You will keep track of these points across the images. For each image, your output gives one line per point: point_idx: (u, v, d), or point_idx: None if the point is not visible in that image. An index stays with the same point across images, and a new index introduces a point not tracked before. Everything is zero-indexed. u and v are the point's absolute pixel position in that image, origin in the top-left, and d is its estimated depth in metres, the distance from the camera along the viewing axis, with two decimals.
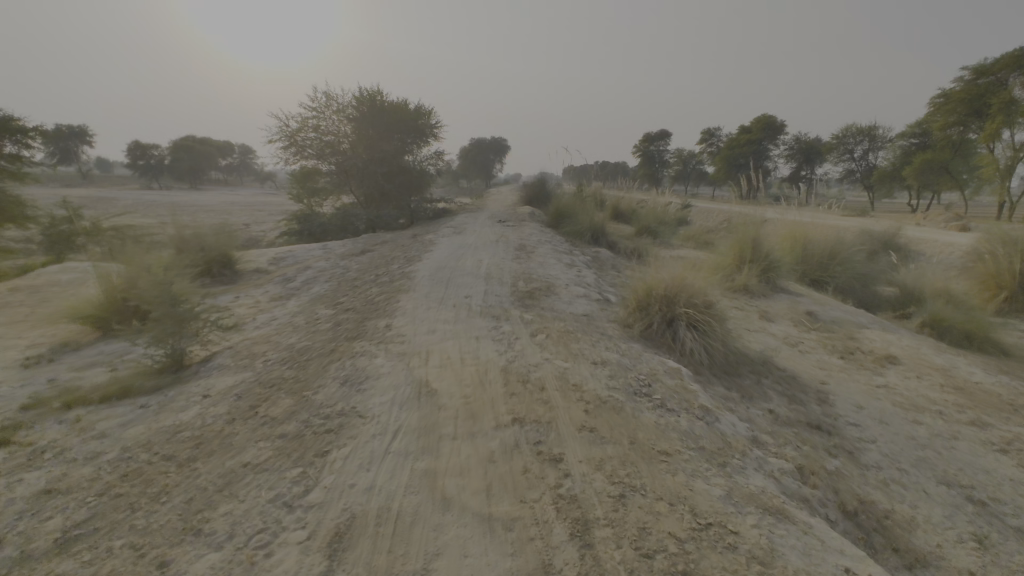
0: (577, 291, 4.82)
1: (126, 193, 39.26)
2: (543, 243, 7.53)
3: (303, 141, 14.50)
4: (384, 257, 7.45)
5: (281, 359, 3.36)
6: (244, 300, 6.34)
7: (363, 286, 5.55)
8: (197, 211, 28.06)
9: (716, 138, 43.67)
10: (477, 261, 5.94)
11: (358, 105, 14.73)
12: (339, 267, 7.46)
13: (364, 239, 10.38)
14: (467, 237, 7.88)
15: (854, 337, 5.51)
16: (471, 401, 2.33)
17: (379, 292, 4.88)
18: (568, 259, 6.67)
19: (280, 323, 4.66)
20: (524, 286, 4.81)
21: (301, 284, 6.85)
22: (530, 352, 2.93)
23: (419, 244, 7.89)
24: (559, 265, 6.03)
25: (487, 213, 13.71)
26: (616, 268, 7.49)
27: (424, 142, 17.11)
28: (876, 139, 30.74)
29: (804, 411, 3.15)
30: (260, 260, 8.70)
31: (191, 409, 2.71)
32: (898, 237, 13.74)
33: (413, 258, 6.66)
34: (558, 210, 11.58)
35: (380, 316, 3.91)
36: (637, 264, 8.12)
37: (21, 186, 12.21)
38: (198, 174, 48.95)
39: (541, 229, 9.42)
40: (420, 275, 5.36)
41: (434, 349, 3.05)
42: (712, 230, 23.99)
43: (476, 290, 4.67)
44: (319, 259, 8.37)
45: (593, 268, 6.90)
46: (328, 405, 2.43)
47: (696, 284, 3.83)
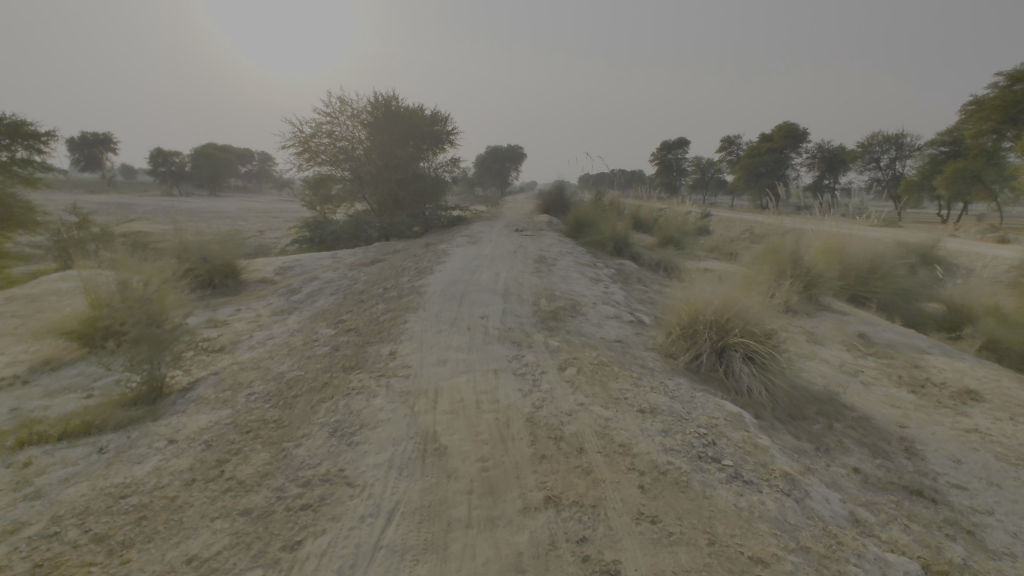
0: (607, 310, 4.30)
1: (146, 199, 39.75)
2: (564, 255, 7.04)
3: (317, 147, 14.25)
4: (394, 269, 7.01)
5: (266, 393, 2.88)
6: (244, 315, 5.93)
7: (370, 302, 5.09)
8: (212, 217, 27.98)
9: (736, 146, 42.90)
10: (493, 275, 5.46)
11: (373, 110, 14.47)
12: (346, 279, 7.04)
13: (376, 248, 10.00)
14: (483, 248, 7.43)
15: (917, 363, 4.89)
16: (489, 467, 1.82)
17: (385, 310, 4.41)
18: (592, 272, 6.16)
19: (275, 345, 4.20)
20: (547, 305, 4.31)
21: (306, 296, 6.43)
22: (561, 394, 2.41)
23: (432, 255, 7.44)
24: (583, 279, 5.52)
25: (503, 221, 13.29)
26: (642, 283, 6.95)
27: (440, 148, 16.89)
28: (903, 147, 29.75)
29: (894, 469, 2.58)
30: (267, 269, 8.34)
31: (148, 460, 2.22)
32: (936, 249, 12.95)
33: (425, 270, 6.21)
34: (578, 219, 11.10)
35: (383, 340, 3.43)
36: (664, 279, 7.58)
37: (33, 191, 12.05)
38: (217, 181, 49.51)
39: (560, 238, 8.94)
40: (431, 290, 4.89)
41: (443, 388, 2.54)
42: (734, 239, 23.26)
43: (493, 310, 4.17)
44: (327, 269, 7.98)
45: (618, 282, 6.38)
46: (310, 465, 1.93)
47: (751, 308, 3.28)
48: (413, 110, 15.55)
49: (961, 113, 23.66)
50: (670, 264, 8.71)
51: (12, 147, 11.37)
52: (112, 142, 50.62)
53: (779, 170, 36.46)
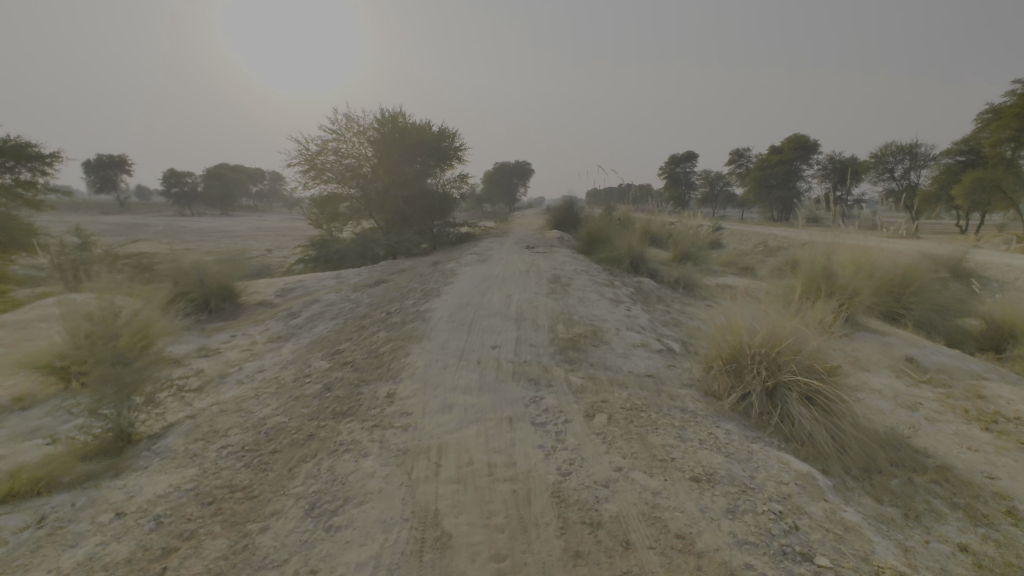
0: (633, 337, 3.85)
1: (159, 219, 40.14)
2: (580, 273, 6.63)
3: (323, 164, 14.01)
4: (399, 290, 6.62)
5: (242, 447, 2.45)
6: (239, 343, 5.53)
7: (371, 329, 4.70)
8: (223, 237, 28.07)
9: (745, 158, 42.56)
10: (504, 297, 5.03)
11: (379, 126, 14.26)
12: (348, 302, 6.65)
13: (381, 268, 9.64)
14: (493, 267, 7.05)
15: (980, 392, 4.37)
16: (508, 571, 1.37)
17: (386, 339, 3.99)
18: (610, 292, 5.72)
19: (264, 380, 3.78)
20: (565, 332, 3.87)
21: (306, 321, 6.04)
22: (593, 454, 1.97)
23: (439, 275, 7.05)
24: (602, 300, 5.08)
25: (512, 237, 12.94)
26: (663, 304, 6.50)
27: (447, 164, 16.65)
28: (918, 157, 29.18)
29: (1003, 542, 2.09)
30: (267, 291, 7.99)
31: (85, 543, 1.80)
32: (966, 261, 12.37)
33: (432, 292, 5.83)
34: (590, 235, 10.72)
35: (381, 379, 3.00)
36: (685, 298, 7.15)
37: (37, 213, 11.90)
38: (228, 201, 49.96)
39: (574, 255, 8.55)
40: (437, 315, 4.47)
41: (448, 445, 2.10)
42: (748, 252, 22.81)
43: (506, 340, 3.74)
44: (330, 290, 7.60)
45: (639, 302, 5.95)
46: (275, 563, 1.49)
47: (808, 339, 2.82)
48: (420, 126, 15.36)
49: (978, 122, 23.15)
50: (690, 282, 8.27)
51: (16, 169, 11.26)
52: (127, 164, 51.28)
53: (791, 182, 35.98)
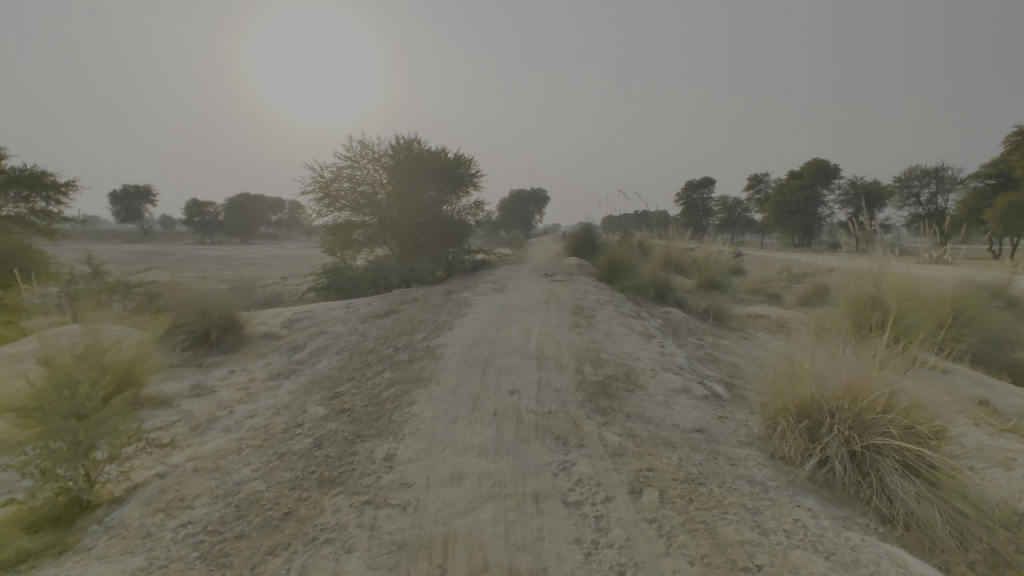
0: (672, 381, 3.35)
1: (180, 248, 40.77)
2: (603, 303, 6.17)
3: (337, 192, 13.83)
4: (409, 321, 6.22)
5: (205, 526, 1.99)
6: (236, 380, 5.14)
7: (376, 367, 4.26)
8: (241, 265, 28.23)
9: (763, 184, 42.10)
10: (522, 332, 4.57)
11: (394, 153, 14.20)
12: (356, 334, 6.25)
13: (393, 297, 9.28)
14: (510, 296, 6.63)
15: None
16: None
17: (390, 381, 3.54)
18: (638, 324, 5.23)
19: (253, 428, 3.35)
20: (595, 375, 3.39)
21: (309, 355, 5.64)
22: (651, 559, 1.49)
23: (452, 305, 6.64)
24: (630, 334, 4.59)
25: (528, 265, 12.56)
26: (695, 338, 5.97)
27: (462, 191, 16.51)
28: (944, 181, 28.42)
29: None
30: (273, 322, 7.66)
31: None
32: (1013, 287, 11.59)
33: (444, 324, 5.40)
34: (611, 263, 10.28)
35: (379, 434, 2.54)
36: (716, 331, 6.62)
37: (51, 242, 11.83)
38: (248, 231, 50.72)
39: (595, 283, 8.11)
40: (449, 352, 4.02)
41: (457, 538, 1.63)
42: (771, 279, 22.13)
43: (527, 383, 3.27)
44: (338, 321, 7.24)
45: (670, 336, 5.46)
46: None
47: (906, 391, 2.28)
48: (435, 153, 15.29)
49: (1006, 144, 22.44)
50: (720, 311, 7.74)
51: (31, 199, 11.23)
52: (152, 194, 52.60)
53: (812, 208, 35.28)
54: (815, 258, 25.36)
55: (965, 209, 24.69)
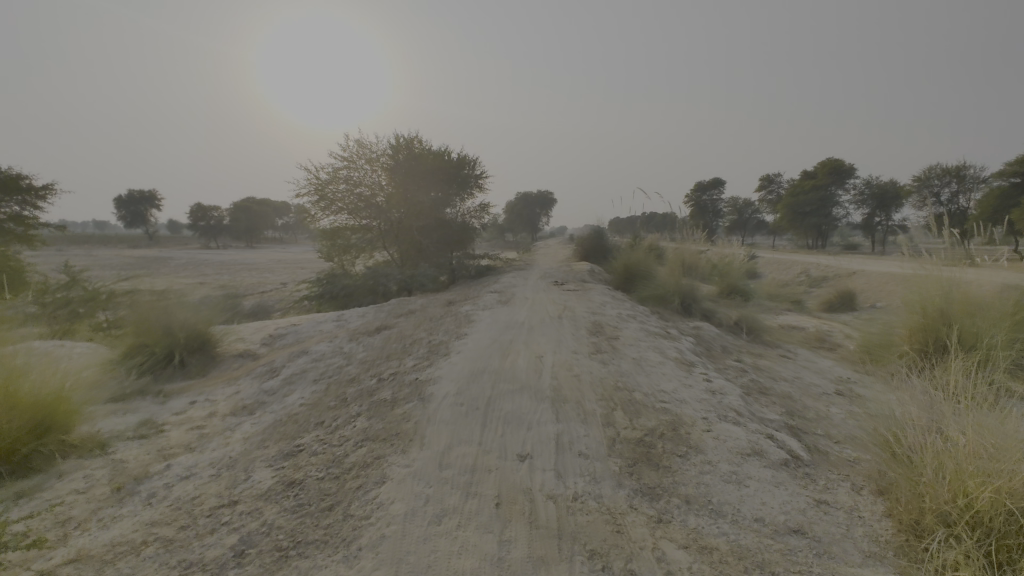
0: (736, 438, 2.52)
1: (182, 253, 40.22)
2: (626, 319, 5.34)
3: (333, 194, 13.07)
4: (401, 341, 5.40)
5: None
6: (193, 415, 4.34)
7: (352, 407, 3.44)
8: (241, 270, 27.52)
9: (775, 185, 41.09)
10: (533, 360, 3.74)
11: (393, 153, 13.45)
12: (340, 355, 5.43)
13: (389, 308, 8.47)
14: (518, 310, 5.80)
15: None
16: None
17: (362, 435, 2.72)
18: (672, 347, 4.39)
19: (177, 502, 2.52)
20: (631, 431, 2.56)
21: (284, 382, 4.84)
22: None
23: (451, 320, 5.82)
24: (665, 363, 3.75)
25: (536, 270, 11.75)
26: (733, 360, 5.13)
27: (465, 193, 15.73)
28: (966, 180, 27.30)
29: None
30: (253, 338, 6.86)
31: None
32: None
33: (440, 346, 4.57)
34: (626, 269, 9.45)
35: (326, 547, 1.71)
36: (753, 351, 5.78)
37: (28, 249, 11.08)
38: (253, 235, 50.29)
39: (612, 293, 7.30)
40: (441, 390, 3.20)
41: None
42: (788, 283, 21.21)
43: (542, 445, 2.45)
44: (324, 338, 6.44)
45: (707, 360, 4.62)
46: None
47: None
48: (437, 152, 14.50)
49: None
50: (753, 325, 6.89)
51: (5, 203, 10.49)
52: (157, 199, 52.35)
53: (826, 209, 34.23)
54: (835, 261, 24.38)
55: (988, 209, 23.63)
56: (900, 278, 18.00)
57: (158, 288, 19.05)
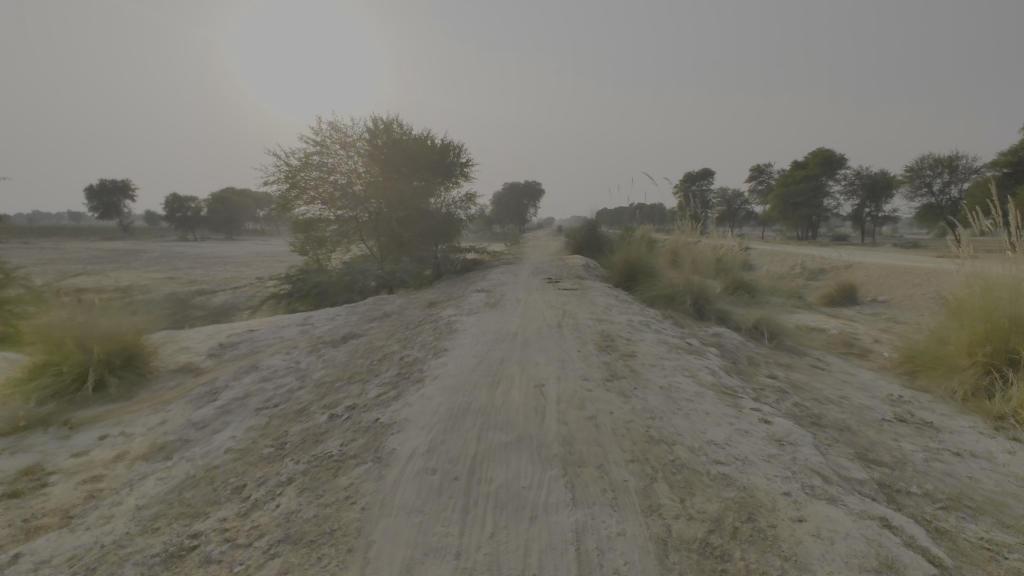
0: (848, 538, 1.66)
1: (155, 245, 38.53)
2: (639, 327, 4.49)
3: (305, 182, 12.00)
4: (369, 356, 4.47)
5: None
6: (94, 459, 3.38)
7: (287, 464, 2.51)
8: (216, 264, 26.35)
9: (765, 175, 40.54)
10: (532, 392, 2.86)
11: (371, 138, 12.42)
12: (294, 372, 4.49)
13: (363, 310, 7.53)
14: (508, 316, 4.91)
15: None
16: None
17: (282, 532, 1.81)
18: (704, 366, 3.53)
19: None
20: (688, 531, 1.68)
21: (220, 409, 3.90)
22: None
23: (430, 329, 4.91)
24: (704, 394, 2.89)
25: (527, 265, 10.87)
26: (768, 379, 4.29)
27: (450, 182, 14.74)
28: (958, 170, 26.79)
29: None
30: (199, 348, 5.88)
31: None
32: None
33: (413, 367, 3.66)
34: (627, 265, 8.60)
35: None
36: (781, 365, 4.97)
37: None
38: (231, 227, 48.61)
39: (616, 293, 6.44)
40: (406, 445, 2.30)
41: None
42: (784, 275, 20.55)
43: (554, 556, 1.58)
44: (281, 349, 5.49)
45: (742, 381, 3.78)
46: None
47: None
48: (419, 137, 13.50)
49: None
50: (773, 330, 6.08)
51: None
52: (131, 189, 50.43)
53: (817, 200, 33.75)
54: (829, 253, 23.87)
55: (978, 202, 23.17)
56: (900, 272, 17.43)
57: (121, 284, 17.83)
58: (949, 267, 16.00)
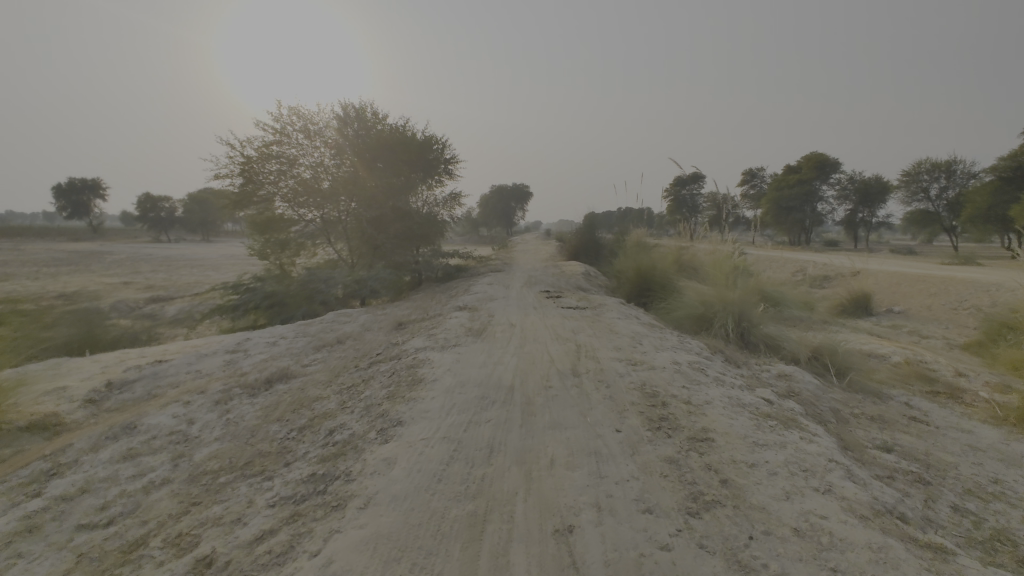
0: None
1: (122, 246, 36.25)
2: (692, 373, 3.06)
3: (263, 175, 10.42)
4: (291, 419, 2.96)
5: None
6: None
7: None
8: (183, 267, 24.48)
9: (759, 179, 39.63)
10: (553, 561, 1.41)
11: (339, 127, 10.93)
12: (177, 442, 2.97)
13: (316, 331, 6.00)
14: (499, 354, 3.45)
15: None
16: None
17: None
18: (829, 459, 2.10)
19: None
20: None
21: (24, 519, 2.34)
22: None
23: (388, 370, 3.43)
24: (892, 555, 1.45)
25: (519, 273, 9.45)
26: (885, 456, 2.88)
27: (431, 179, 13.24)
28: (955, 174, 25.73)
29: None
30: (76, 389, 4.29)
31: None
32: None
33: (341, 459, 2.17)
34: (639, 276, 7.18)
35: None
36: (878, 423, 3.57)
37: None
38: (206, 228, 46.33)
39: (638, 313, 5.03)
40: None
41: None
42: (790, 281, 19.36)
43: None
44: (184, 394, 3.93)
45: (871, 474, 2.37)
46: None
47: None
48: (396, 128, 12.02)
49: None
50: (840, 363, 4.71)
51: None
52: (101, 188, 48.03)
53: (811, 204, 32.86)
54: (830, 259, 22.79)
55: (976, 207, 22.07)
56: (912, 280, 16.26)
57: (65, 290, 15.93)
58: (969, 280, 14.82)
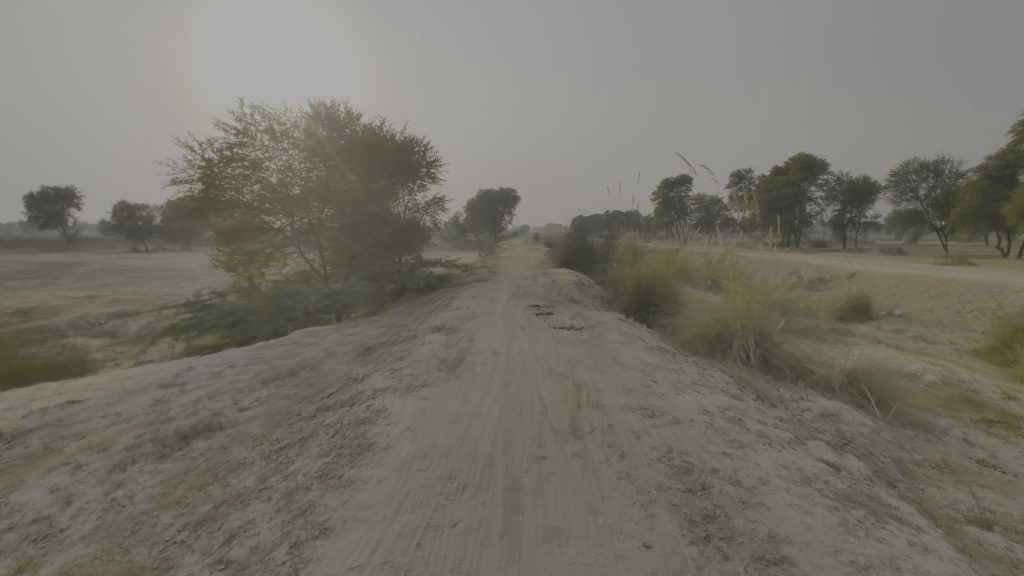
0: None
1: (97, 257, 34.95)
2: (728, 428, 2.32)
3: (226, 180, 9.52)
4: (192, 504, 2.16)
5: None
6: None
7: None
8: (159, 278, 23.45)
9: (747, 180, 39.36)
10: None
11: (310, 127, 10.05)
12: (34, 538, 2.16)
13: (271, 358, 5.18)
14: (476, 401, 2.68)
15: None
16: None
17: None
18: None
19: None
20: None
21: None
22: None
23: (332, 425, 2.64)
24: None
25: (506, 283, 8.69)
26: (989, 537, 2.16)
27: (412, 184, 12.49)
28: (943, 174, 25.42)
29: None
30: None
31: None
32: None
33: None
34: (638, 286, 6.47)
35: None
36: (950, 476, 2.87)
37: None
38: (185, 237, 44.96)
39: (643, 334, 4.31)
40: None
41: None
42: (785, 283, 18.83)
43: None
44: (81, 453, 3.10)
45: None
46: None
47: None
48: (371, 129, 11.25)
49: (1014, 132, 19.57)
50: (879, 390, 4.02)
51: None
52: (76, 197, 46.51)
53: (800, 205, 32.59)
54: (824, 261, 22.36)
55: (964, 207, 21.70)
56: (910, 282, 15.80)
57: (22, 306, 14.86)
58: (970, 281, 14.33)
